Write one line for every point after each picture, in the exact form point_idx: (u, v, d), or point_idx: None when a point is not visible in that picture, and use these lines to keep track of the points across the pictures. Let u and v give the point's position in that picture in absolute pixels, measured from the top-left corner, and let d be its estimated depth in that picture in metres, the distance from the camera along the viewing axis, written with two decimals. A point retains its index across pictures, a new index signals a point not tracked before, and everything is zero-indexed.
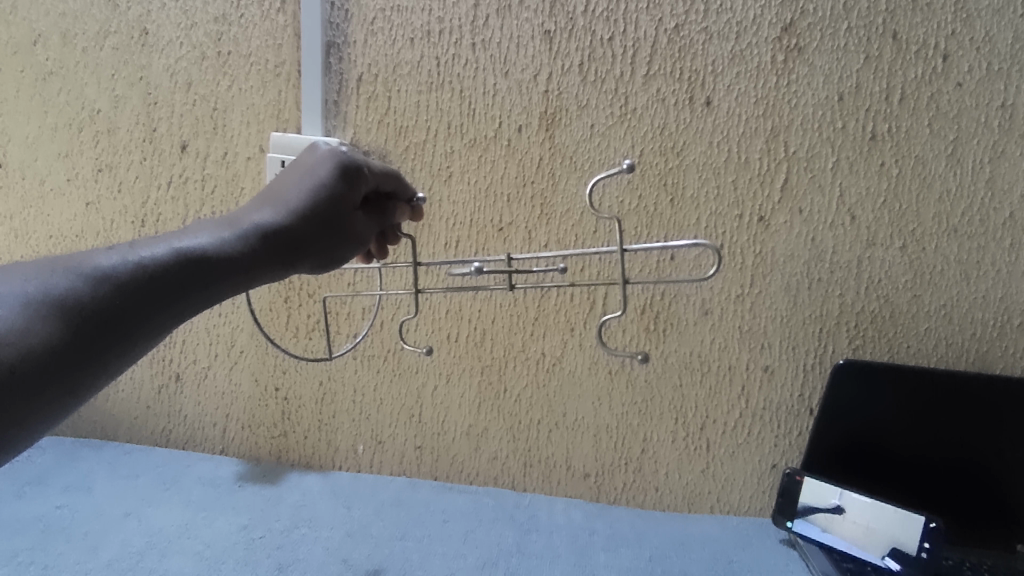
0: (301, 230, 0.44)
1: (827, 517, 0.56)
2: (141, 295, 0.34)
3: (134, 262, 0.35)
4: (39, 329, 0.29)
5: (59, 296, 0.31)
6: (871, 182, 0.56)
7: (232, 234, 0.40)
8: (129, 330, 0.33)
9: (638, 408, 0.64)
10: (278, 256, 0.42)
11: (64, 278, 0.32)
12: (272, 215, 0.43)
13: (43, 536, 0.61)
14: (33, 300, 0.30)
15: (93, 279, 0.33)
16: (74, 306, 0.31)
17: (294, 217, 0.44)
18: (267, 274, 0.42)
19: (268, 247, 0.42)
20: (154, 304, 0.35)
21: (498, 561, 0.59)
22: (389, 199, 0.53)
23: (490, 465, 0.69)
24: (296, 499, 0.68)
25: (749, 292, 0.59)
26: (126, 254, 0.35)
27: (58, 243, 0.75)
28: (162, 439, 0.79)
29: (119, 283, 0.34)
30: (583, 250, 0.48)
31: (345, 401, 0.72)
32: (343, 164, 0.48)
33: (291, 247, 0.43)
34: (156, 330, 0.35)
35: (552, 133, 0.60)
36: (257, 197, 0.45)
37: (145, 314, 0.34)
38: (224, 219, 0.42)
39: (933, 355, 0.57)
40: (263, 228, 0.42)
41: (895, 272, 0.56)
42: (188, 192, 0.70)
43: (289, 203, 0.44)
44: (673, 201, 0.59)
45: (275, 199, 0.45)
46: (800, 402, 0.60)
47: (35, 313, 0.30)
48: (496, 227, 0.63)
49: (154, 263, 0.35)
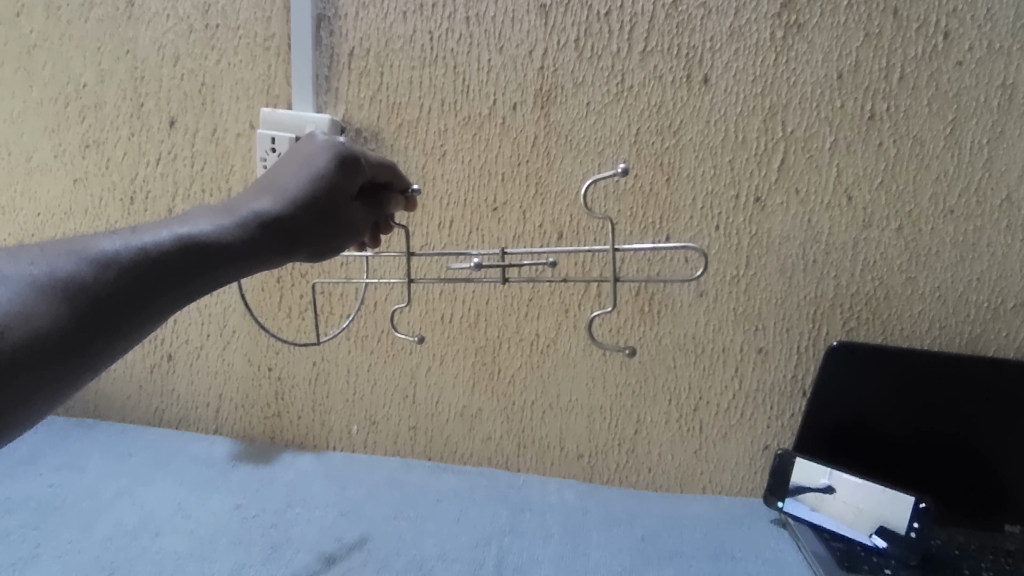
0: (300, 218, 0.43)
1: (817, 496, 0.57)
2: (144, 282, 0.34)
3: (135, 247, 0.34)
4: (44, 312, 0.29)
5: (65, 279, 0.31)
6: (868, 163, 0.55)
7: (232, 220, 0.40)
8: (129, 315, 0.33)
9: (632, 389, 0.64)
10: (277, 244, 0.42)
11: (69, 261, 0.31)
12: (271, 202, 0.43)
13: (36, 514, 0.61)
14: (39, 283, 0.30)
15: (96, 263, 0.32)
16: (79, 289, 0.31)
17: (292, 205, 0.43)
18: (264, 263, 0.41)
19: (267, 235, 0.41)
20: (156, 290, 0.34)
21: (491, 540, 0.58)
22: (383, 188, 0.52)
23: (484, 446, 0.69)
24: (290, 479, 0.68)
25: (744, 274, 0.59)
26: (129, 238, 0.35)
27: (46, 221, 0.74)
28: (156, 418, 0.79)
29: (120, 267, 0.33)
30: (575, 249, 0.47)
31: (338, 381, 0.71)
32: (341, 155, 0.47)
33: (288, 234, 0.42)
34: (155, 316, 0.34)
35: (548, 111, 0.59)
36: (252, 185, 0.45)
37: (144, 300, 0.34)
38: (223, 205, 0.41)
39: (926, 337, 0.57)
40: (262, 216, 0.41)
41: (891, 253, 0.56)
42: (177, 169, 0.69)
43: (289, 191, 0.44)
44: (669, 181, 0.58)
45: (273, 187, 0.44)
46: (793, 383, 0.60)
47: (41, 295, 0.29)
48: (491, 207, 0.62)
49: (156, 249, 0.35)
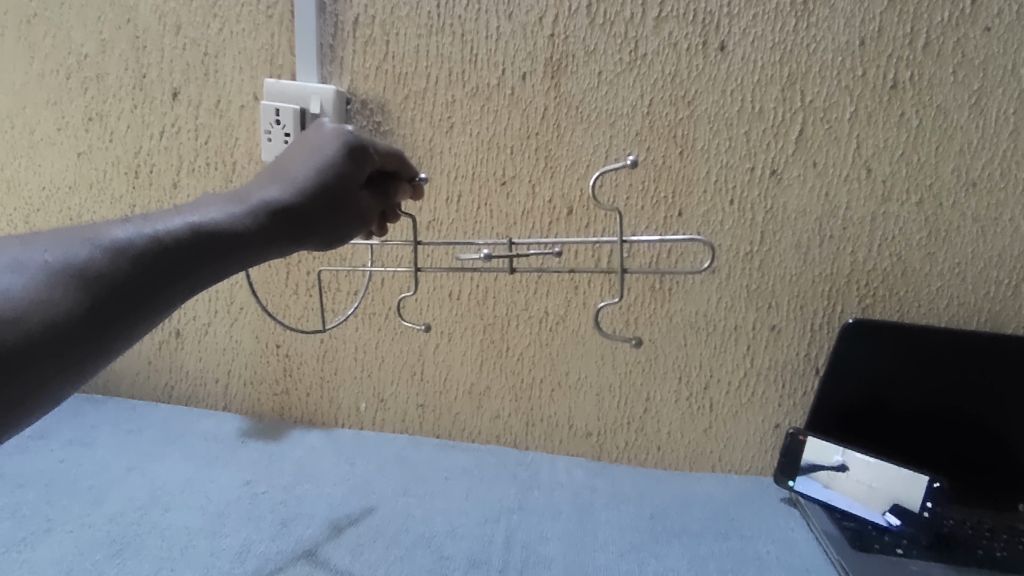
0: (312, 206, 0.42)
1: (830, 474, 0.56)
2: (155, 270, 0.34)
3: (147, 235, 0.34)
4: (58, 299, 0.29)
5: (78, 267, 0.31)
6: (889, 134, 0.54)
7: (243, 208, 0.39)
8: (142, 303, 0.33)
9: (642, 367, 0.63)
10: (289, 232, 0.41)
11: (82, 249, 0.31)
12: (282, 190, 0.42)
13: (47, 489, 0.61)
14: (53, 271, 0.30)
15: (109, 251, 0.32)
16: (92, 276, 0.31)
17: (303, 193, 0.42)
18: (276, 251, 0.41)
19: (278, 223, 0.40)
20: (168, 279, 0.34)
21: (500, 517, 0.58)
22: (391, 177, 0.51)
23: (492, 424, 0.69)
24: (298, 455, 0.68)
25: (758, 251, 0.58)
26: (141, 226, 0.34)
27: (51, 195, 0.73)
28: (165, 395, 0.79)
29: (133, 255, 0.33)
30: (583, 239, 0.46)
31: (346, 358, 0.71)
32: (350, 143, 0.46)
33: (300, 222, 0.42)
34: (167, 304, 0.34)
35: (558, 81, 0.58)
36: (263, 172, 0.44)
37: (156, 288, 0.34)
38: (234, 193, 0.41)
39: (944, 314, 0.56)
40: (273, 203, 0.41)
41: (910, 228, 0.55)
42: (182, 142, 0.68)
43: (300, 178, 0.43)
44: (683, 153, 0.57)
45: (284, 174, 0.43)
46: (806, 361, 0.60)
47: (55, 282, 0.30)
48: (499, 181, 0.61)
49: (167, 237, 0.35)
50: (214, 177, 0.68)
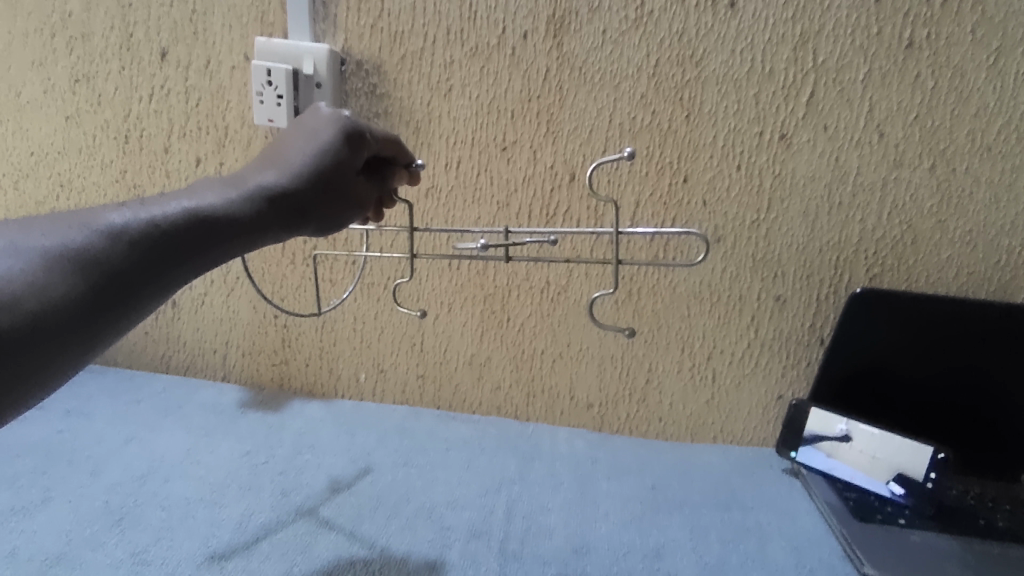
0: (308, 192, 0.42)
1: (833, 444, 0.56)
2: (154, 255, 0.33)
3: (145, 220, 0.34)
4: (57, 282, 0.29)
5: (78, 250, 0.30)
6: (903, 96, 0.52)
7: (239, 193, 0.39)
8: (142, 287, 0.32)
9: (644, 338, 0.62)
10: (285, 219, 0.41)
11: (80, 233, 0.31)
12: (278, 175, 0.41)
13: (45, 459, 0.60)
14: (53, 254, 0.29)
15: (107, 235, 0.32)
16: (92, 260, 0.31)
17: (300, 179, 0.42)
18: (273, 236, 0.40)
19: (275, 210, 0.40)
20: (166, 264, 0.34)
21: (501, 488, 0.58)
22: (390, 162, 0.50)
23: (493, 395, 0.68)
24: (298, 426, 0.67)
25: (765, 218, 0.56)
26: (138, 211, 0.34)
27: (40, 160, 0.72)
28: (163, 365, 0.78)
29: (132, 240, 0.32)
30: (579, 232, 0.48)
31: (345, 329, 0.70)
32: (347, 127, 0.45)
33: (297, 207, 0.41)
34: (166, 289, 0.34)
35: (561, 40, 0.56)
36: (258, 158, 0.44)
37: (155, 273, 0.33)
38: (229, 179, 0.40)
39: (953, 284, 0.55)
40: (269, 190, 0.40)
41: (921, 195, 0.54)
42: (172, 105, 0.66)
43: (296, 164, 0.42)
44: (689, 117, 0.55)
45: (280, 159, 0.43)
46: (811, 332, 0.59)
47: (55, 266, 0.29)
48: (500, 147, 0.59)
49: (165, 222, 0.34)
50: (206, 142, 0.66)
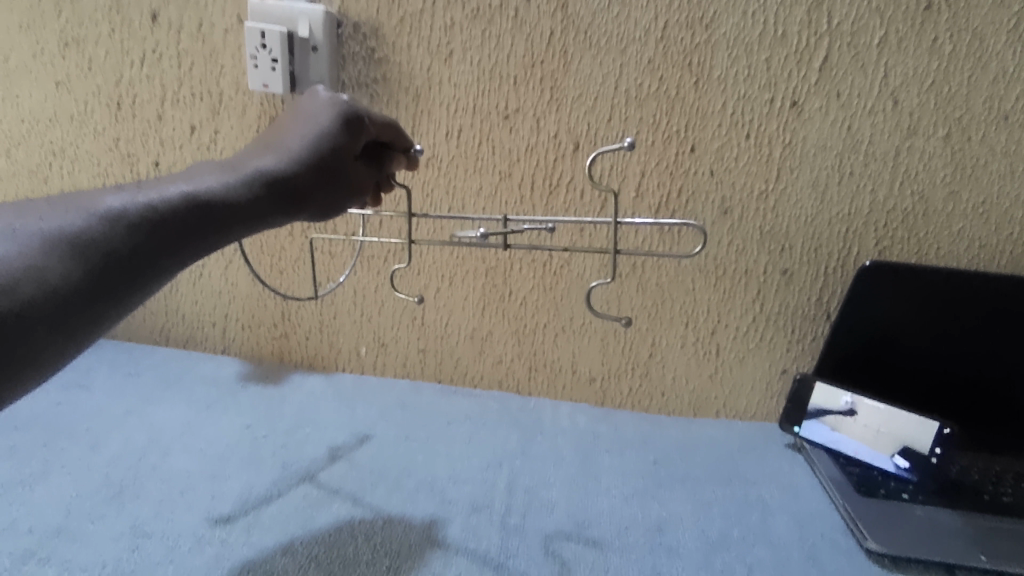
0: (307, 177, 0.41)
1: (837, 418, 0.55)
2: (153, 239, 0.33)
3: (144, 203, 0.33)
4: (54, 267, 0.28)
5: (76, 234, 0.30)
6: (919, 62, 0.50)
7: (238, 177, 0.38)
8: (141, 271, 0.32)
9: (648, 312, 0.61)
10: (284, 204, 0.40)
11: (78, 216, 0.31)
12: (277, 159, 0.41)
13: (44, 432, 0.60)
14: (50, 238, 0.29)
15: (107, 219, 0.31)
16: (90, 243, 0.30)
17: (299, 163, 0.41)
18: (273, 221, 0.40)
19: (274, 195, 0.39)
20: (165, 248, 0.33)
21: (503, 462, 0.57)
22: (387, 148, 0.49)
23: (495, 369, 0.68)
24: (299, 400, 0.67)
25: (774, 189, 0.55)
26: (135, 195, 0.33)
27: (32, 128, 0.70)
28: (162, 337, 0.78)
29: (130, 224, 0.32)
30: (578, 220, 0.47)
31: (345, 303, 0.69)
32: (345, 112, 0.44)
33: (297, 190, 0.41)
34: (164, 274, 0.34)
35: (566, 2, 0.54)
36: (255, 143, 0.43)
37: (154, 257, 0.33)
38: (227, 163, 0.40)
39: (963, 257, 0.54)
40: (268, 174, 0.40)
41: (934, 164, 0.52)
42: (164, 70, 0.64)
43: (294, 148, 0.42)
44: (697, 83, 0.54)
45: (278, 144, 0.42)
46: (818, 306, 0.58)
47: (53, 250, 0.29)
48: (502, 115, 0.58)
49: (164, 205, 0.34)
50: (200, 109, 0.65)
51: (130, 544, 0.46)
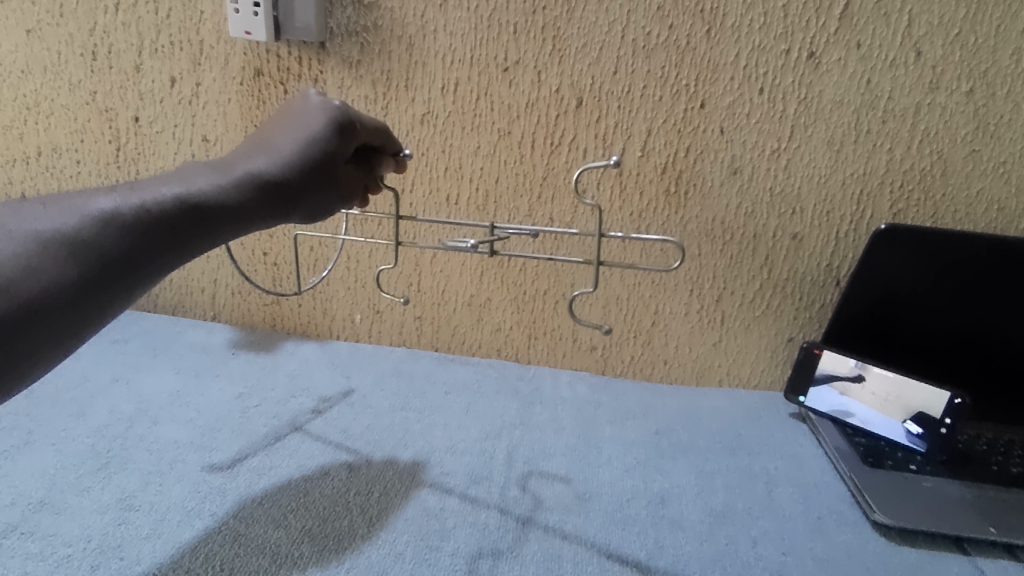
0: (303, 178, 0.38)
1: (845, 384, 0.54)
2: (144, 242, 0.31)
3: (136, 205, 0.31)
4: (48, 267, 0.27)
5: (69, 234, 0.28)
6: (946, 9, 0.47)
7: (230, 178, 0.36)
8: (134, 275, 0.30)
9: (651, 279, 0.59)
10: (278, 206, 0.37)
11: (71, 218, 0.29)
12: (270, 159, 0.38)
13: (27, 400, 0.58)
14: (43, 238, 0.27)
15: (98, 220, 0.30)
16: (84, 244, 0.29)
17: (294, 164, 0.38)
18: (264, 225, 0.37)
19: (268, 197, 0.37)
20: (156, 252, 0.31)
21: (501, 433, 0.55)
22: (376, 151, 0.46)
23: (494, 337, 0.66)
24: (292, 367, 0.65)
25: (786, 148, 0.52)
26: (127, 196, 0.31)
27: (3, 80, 0.67)
28: (149, 303, 0.76)
29: (123, 226, 0.30)
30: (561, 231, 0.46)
31: (338, 268, 0.67)
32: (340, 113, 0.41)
33: (291, 193, 0.38)
34: (157, 278, 0.32)
35: None
36: (247, 140, 0.40)
37: (147, 261, 0.31)
38: (220, 162, 0.37)
39: (981, 221, 0.52)
40: (262, 174, 0.37)
41: (956, 121, 0.50)
42: (140, 17, 0.61)
43: (289, 147, 0.39)
44: (709, 31, 0.51)
45: (272, 142, 0.39)
46: (828, 272, 0.56)
47: (46, 251, 0.27)
48: (501, 67, 0.55)
49: (156, 207, 0.32)
50: (181, 59, 0.61)
51: (117, 518, 0.44)
